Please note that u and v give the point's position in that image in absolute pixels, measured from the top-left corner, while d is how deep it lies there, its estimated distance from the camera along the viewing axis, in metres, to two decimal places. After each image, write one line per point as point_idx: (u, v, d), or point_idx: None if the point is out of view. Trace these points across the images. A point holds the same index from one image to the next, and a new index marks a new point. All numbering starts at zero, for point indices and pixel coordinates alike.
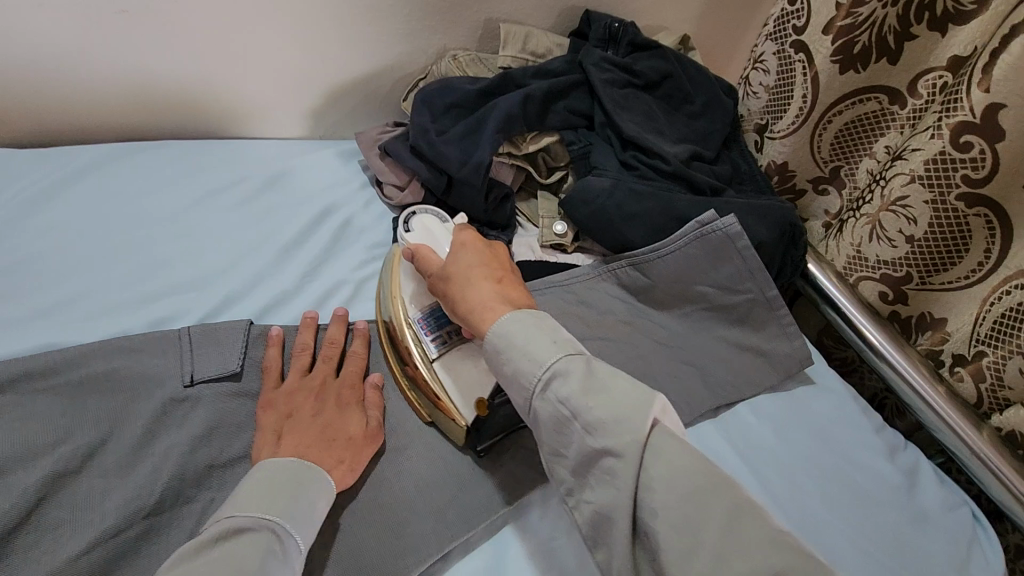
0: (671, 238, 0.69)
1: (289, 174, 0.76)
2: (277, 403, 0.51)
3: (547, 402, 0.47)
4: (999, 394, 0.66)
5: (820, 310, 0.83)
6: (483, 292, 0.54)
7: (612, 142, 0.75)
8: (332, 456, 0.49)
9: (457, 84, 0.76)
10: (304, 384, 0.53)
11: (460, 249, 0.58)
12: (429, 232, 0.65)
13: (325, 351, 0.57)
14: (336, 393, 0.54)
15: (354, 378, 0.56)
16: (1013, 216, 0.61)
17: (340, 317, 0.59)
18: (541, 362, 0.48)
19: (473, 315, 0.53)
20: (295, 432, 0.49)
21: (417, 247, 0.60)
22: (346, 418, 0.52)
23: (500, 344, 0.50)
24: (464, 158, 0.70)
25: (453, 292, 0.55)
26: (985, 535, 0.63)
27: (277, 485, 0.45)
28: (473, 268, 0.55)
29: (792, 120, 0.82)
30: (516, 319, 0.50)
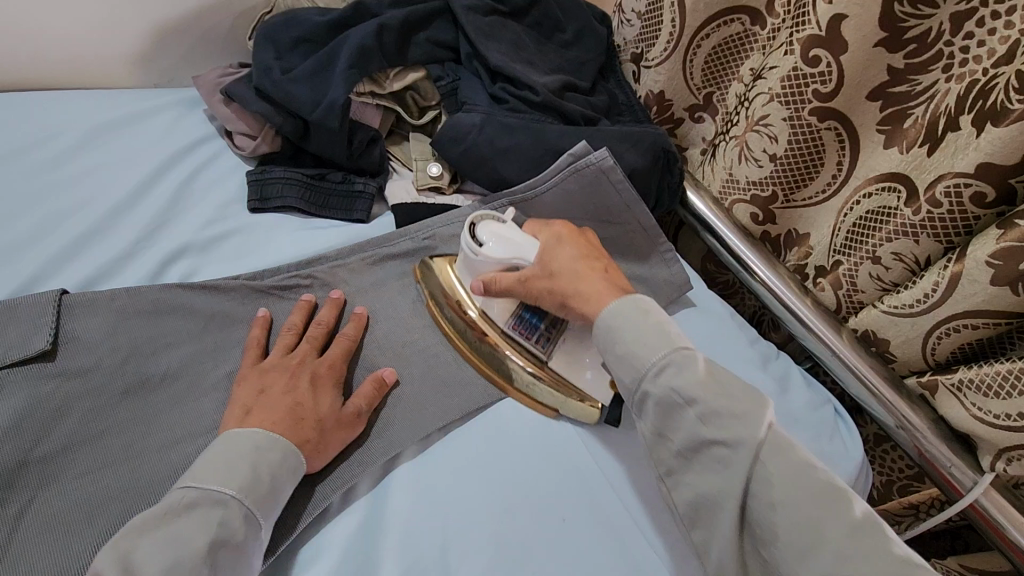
0: (547, 174, 0.66)
1: (117, 127, 0.67)
2: (251, 377, 0.50)
3: (656, 385, 0.47)
4: (855, 299, 0.69)
5: (700, 237, 0.84)
6: (592, 282, 0.55)
7: (480, 75, 0.72)
8: (292, 435, 0.47)
9: (304, 16, 0.69)
10: (284, 360, 0.52)
11: (563, 242, 0.58)
12: (502, 238, 0.58)
13: (312, 330, 0.55)
14: (311, 373, 0.51)
15: (337, 359, 0.54)
16: (858, 125, 0.64)
17: (334, 301, 0.57)
18: (655, 349, 0.49)
19: (589, 306, 0.54)
20: (262, 408, 0.48)
21: (487, 279, 0.57)
22: (316, 398, 0.50)
23: (613, 323, 0.52)
24: (317, 98, 0.64)
25: (558, 262, 0.57)
26: (846, 428, 0.68)
27: (237, 458, 0.43)
28: (578, 259, 0.57)
29: (664, 46, 0.80)
30: (637, 309, 0.52)
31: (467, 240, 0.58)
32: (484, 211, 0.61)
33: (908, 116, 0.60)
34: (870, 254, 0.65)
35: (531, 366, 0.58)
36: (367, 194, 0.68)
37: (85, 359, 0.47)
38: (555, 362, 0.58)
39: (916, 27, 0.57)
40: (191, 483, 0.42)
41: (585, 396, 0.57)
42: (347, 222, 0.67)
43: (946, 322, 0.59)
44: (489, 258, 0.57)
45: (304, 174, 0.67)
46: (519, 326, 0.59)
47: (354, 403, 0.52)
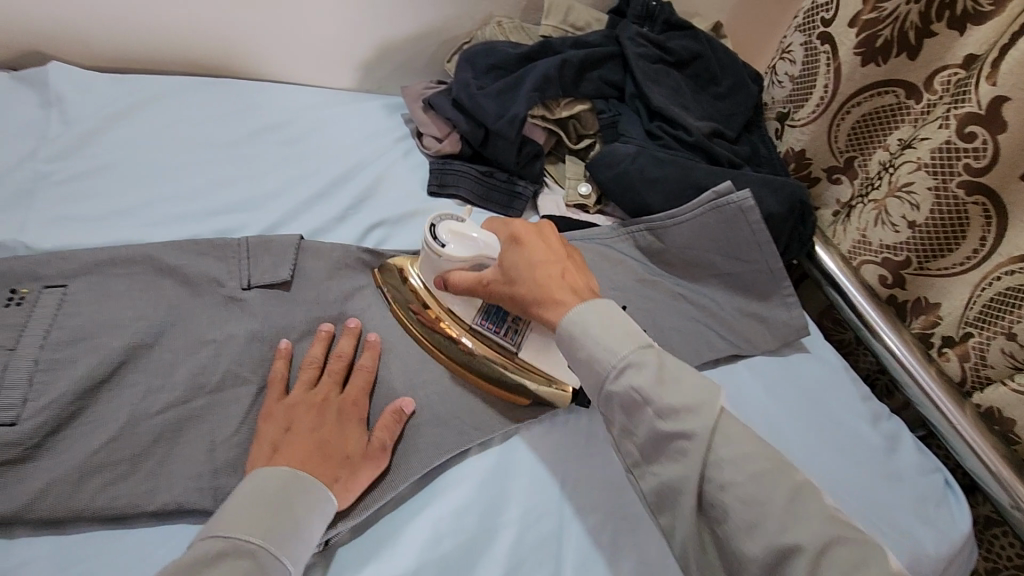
0: (687, 206, 0.73)
1: (338, 120, 0.82)
2: (276, 415, 0.51)
3: (619, 386, 0.47)
4: (982, 373, 0.70)
5: (823, 292, 0.87)
6: (556, 287, 0.53)
7: (640, 113, 0.81)
8: (324, 472, 0.48)
9: (500, 47, 0.82)
10: (306, 398, 0.52)
11: (522, 244, 0.56)
12: (463, 238, 0.59)
13: (333, 364, 0.55)
14: (337, 408, 0.52)
15: (358, 394, 0.54)
16: (1009, 204, 0.65)
17: (353, 330, 0.58)
18: (616, 352, 0.48)
19: (548, 307, 0.52)
20: (291, 445, 0.49)
21: (450, 274, 0.58)
22: (344, 433, 0.51)
23: (574, 330, 0.50)
24: (501, 113, 0.76)
25: (519, 268, 0.55)
26: (954, 498, 0.67)
27: (267, 500, 0.44)
28: (539, 265, 0.54)
29: (813, 109, 0.86)
30: (600, 319, 0.49)
31: (431, 242, 0.59)
32: (444, 215, 0.62)
33: None
34: (1006, 330, 0.66)
35: (501, 361, 0.58)
36: (524, 196, 0.79)
37: (310, 289, 0.60)
38: (524, 352, 0.58)
39: None
40: (220, 533, 0.41)
41: (554, 380, 0.58)
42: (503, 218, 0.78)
43: None
44: (451, 258, 0.59)
45: (479, 170, 0.79)
46: (487, 322, 0.59)
47: (379, 438, 0.52)
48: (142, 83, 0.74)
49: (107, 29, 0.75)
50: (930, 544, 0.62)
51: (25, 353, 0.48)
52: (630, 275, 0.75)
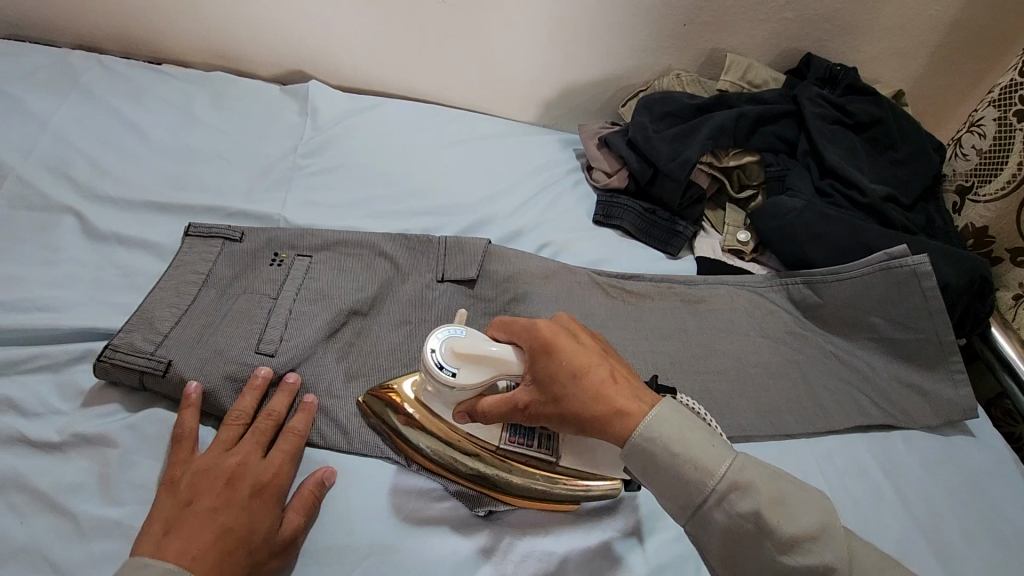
0: (852, 265, 0.74)
1: (522, 147, 0.92)
2: (180, 487, 0.49)
3: (721, 510, 0.45)
4: None
5: (993, 377, 0.81)
6: (607, 395, 0.48)
7: (811, 170, 0.82)
8: (220, 569, 0.44)
9: (677, 97, 0.88)
10: (222, 463, 0.50)
11: (581, 356, 0.50)
12: (472, 355, 0.52)
13: (259, 425, 0.54)
14: (252, 482, 0.50)
15: (277, 465, 0.52)
16: None
17: (288, 388, 0.56)
18: (712, 473, 0.45)
19: (615, 424, 0.47)
20: (187, 525, 0.46)
21: (476, 404, 0.53)
22: (254, 515, 0.48)
23: (664, 454, 0.45)
24: (673, 155, 0.81)
25: (562, 383, 0.50)
26: None
27: None
28: (600, 372, 0.49)
29: (1000, 186, 0.83)
30: (674, 421, 0.46)
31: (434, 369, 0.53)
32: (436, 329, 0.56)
33: None
34: None
35: (529, 470, 0.56)
36: (684, 235, 0.83)
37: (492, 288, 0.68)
38: (564, 462, 0.56)
39: None
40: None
41: (603, 483, 0.56)
42: (660, 254, 0.83)
43: None
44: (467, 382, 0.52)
45: (643, 207, 0.84)
46: (516, 438, 0.56)
47: (292, 522, 0.50)
48: (371, 101, 0.88)
49: (353, 57, 0.92)
50: None
51: (283, 300, 0.61)
52: (780, 324, 0.76)
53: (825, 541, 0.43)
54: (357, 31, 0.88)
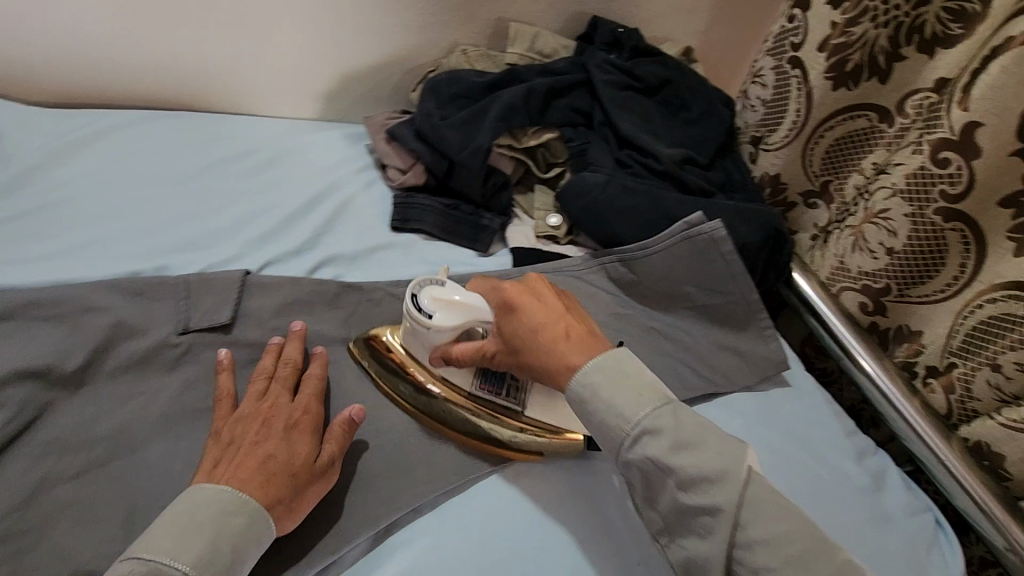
0: (658, 237, 0.71)
1: (300, 150, 0.79)
2: (223, 433, 0.51)
3: (635, 453, 0.48)
4: (968, 407, 0.67)
5: (803, 320, 0.85)
6: (556, 350, 0.53)
7: (609, 141, 0.78)
8: (266, 492, 0.47)
9: (464, 76, 0.79)
10: (256, 409, 0.52)
11: (531, 307, 0.55)
12: (445, 301, 0.57)
13: (274, 370, 0.56)
14: (284, 420, 0.52)
15: (309, 404, 0.54)
16: (987, 231, 0.63)
17: (297, 333, 0.58)
18: (631, 416, 0.49)
19: (559, 373, 0.53)
20: (229, 462, 0.49)
21: (450, 350, 0.58)
22: (291, 445, 0.50)
23: (594, 392, 0.50)
24: (464, 143, 0.74)
25: (522, 337, 0.54)
26: (945, 539, 0.64)
27: (191, 525, 0.44)
28: (575, 324, 0.55)
29: (786, 133, 0.85)
30: (616, 364, 0.51)
31: (411, 306, 0.58)
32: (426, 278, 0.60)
33: None
34: (989, 361, 0.64)
35: (501, 419, 0.59)
36: (491, 228, 0.76)
37: (254, 333, 0.59)
38: (529, 411, 0.59)
39: None
40: (132, 555, 0.42)
41: (564, 433, 0.59)
42: (470, 253, 0.75)
43: None
44: (442, 329, 0.57)
45: (443, 203, 0.75)
46: (485, 386, 0.60)
47: (327, 453, 0.52)
48: (91, 118, 0.72)
49: (60, 67, 0.73)
50: None
51: None
52: (601, 309, 0.72)
53: (725, 484, 0.46)
54: (54, 32, 0.70)
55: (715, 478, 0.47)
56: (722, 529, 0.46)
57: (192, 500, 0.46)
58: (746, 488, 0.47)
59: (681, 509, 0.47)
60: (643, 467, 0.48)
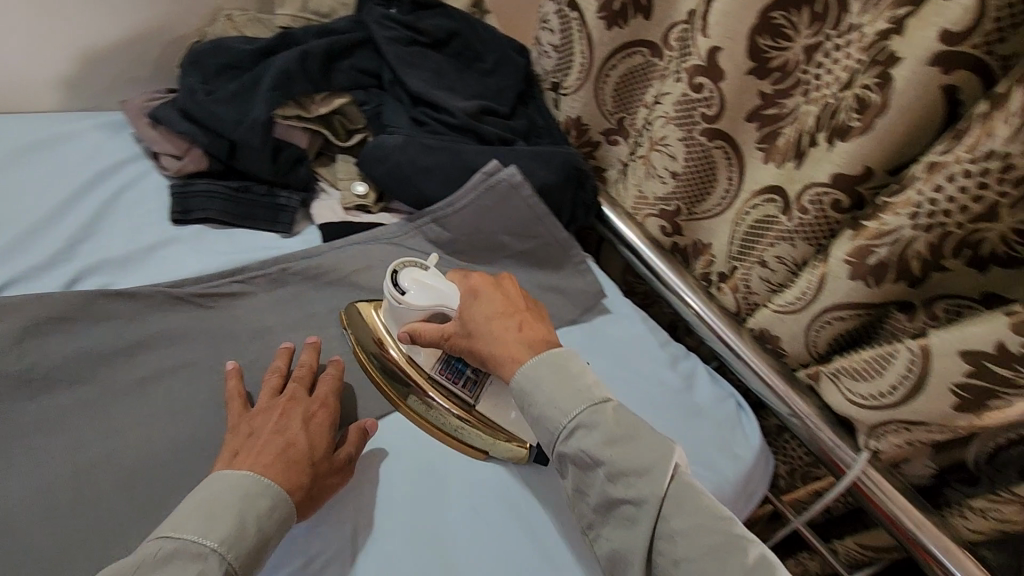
0: (463, 191, 0.71)
1: (42, 148, 0.68)
2: (238, 427, 0.53)
3: (568, 445, 0.51)
4: (751, 301, 0.76)
5: (618, 252, 0.92)
6: (507, 339, 0.57)
7: (402, 100, 0.76)
8: (287, 476, 0.49)
9: (230, 44, 0.72)
10: (274, 404, 0.54)
11: (477, 295, 0.60)
12: (421, 284, 0.61)
13: (296, 371, 0.58)
14: (302, 412, 0.54)
15: (326, 398, 0.57)
16: (741, 144, 0.71)
17: (312, 344, 0.60)
18: (568, 410, 0.52)
19: (502, 364, 0.57)
20: (250, 451, 0.50)
21: (415, 328, 0.60)
22: (306, 433, 0.53)
23: (526, 383, 0.54)
24: (240, 118, 0.68)
25: (475, 321, 0.59)
26: (748, 419, 0.73)
27: (222, 503, 0.45)
28: (523, 312, 0.60)
29: (578, 77, 0.88)
30: (555, 359, 0.55)
31: (390, 288, 0.61)
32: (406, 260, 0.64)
33: (780, 134, 0.67)
34: (759, 259, 0.72)
35: (455, 412, 0.61)
36: (290, 206, 0.71)
37: None
38: (481, 405, 0.61)
39: (777, 57, 0.64)
40: (170, 534, 0.43)
41: (517, 439, 0.60)
42: (272, 236, 0.70)
43: (821, 315, 0.65)
44: (412, 305, 0.60)
45: (229, 187, 0.69)
46: (446, 371, 0.61)
47: (345, 452, 0.55)
48: None
49: None
50: (729, 470, 0.68)
51: None
52: None
53: (651, 476, 0.49)
54: None
55: (637, 472, 0.49)
56: (643, 515, 0.48)
57: (228, 481, 0.47)
58: (671, 484, 0.49)
59: (609, 499, 0.50)
60: (575, 459, 0.51)
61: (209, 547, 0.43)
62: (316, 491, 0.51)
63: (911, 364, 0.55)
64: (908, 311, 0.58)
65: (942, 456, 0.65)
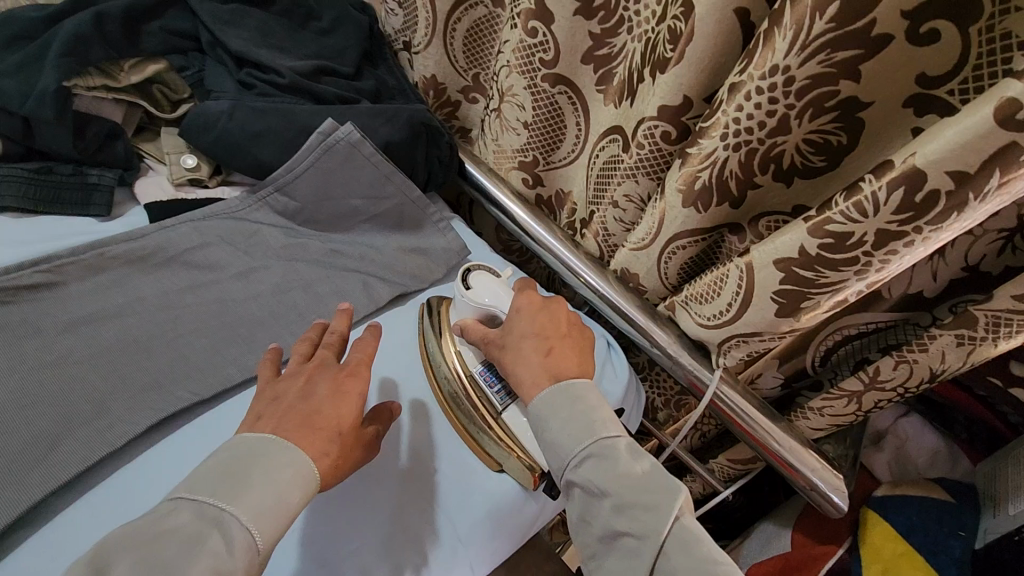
0: (300, 155, 0.67)
1: None
2: (266, 390, 0.49)
3: (577, 473, 0.48)
4: (610, 242, 0.78)
5: (487, 210, 0.91)
6: (530, 363, 0.54)
7: (224, 62, 0.71)
8: (313, 447, 0.45)
9: (17, 13, 0.65)
10: (319, 363, 0.51)
11: (522, 313, 0.57)
12: (488, 289, 0.61)
13: (325, 338, 0.54)
14: (329, 375, 0.50)
15: (355, 366, 0.52)
16: (583, 88, 0.73)
17: (343, 312, 0.57)
18: (578, 441, 0.49)
19: (523, 387, 0.54)
20: (270, 415, 0.46)
21: (467, 323, 0.61)
22: (340, 403, 0.48)
23: (541, 412, 0.51)
24: (28, 90, 0.60)
25: (511, 338, 0.56)
26: (615, 355, 0.75)
27: (242, 460, 0.42)
28: (564, 328, 0.57)
29: (425, 33, 0.84)
30: (566, 392, 0.52)
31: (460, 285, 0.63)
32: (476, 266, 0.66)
33: (614, 75, 0.69)
34: (611, 201, 0.73)
35: (483, 416, 0.59)
36: (104, 185, 0.64)
37: None
38: (507, 415, 0.59)
39: None
40: (186, 492, 0.40)
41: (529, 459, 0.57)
42: (89, 220, 0.64)
43: (668, 245, 0.66)
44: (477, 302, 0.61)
45: (28, 170, 0.62)
46: (489, 377, 0.60)
47: (370, 432, 0.53)
48: None
49: None
50: None
51: None
52: (270, 244, 0.68)
53: (653, 515, 0.45)
54: None
55: (641, 506, 0.45)
56: (641, 550, 0.44)
57: (248, 442, 0.43)
58: (672, 533, 0.45)
59: (611, 530, 0.46)
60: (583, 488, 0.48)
61: (221, 508, 0.39)
62: (343, 461, 0.48)
63: (740, 282, 0.58)
64: (737, 233, 0.63)
65: (787, 366, 0.71)
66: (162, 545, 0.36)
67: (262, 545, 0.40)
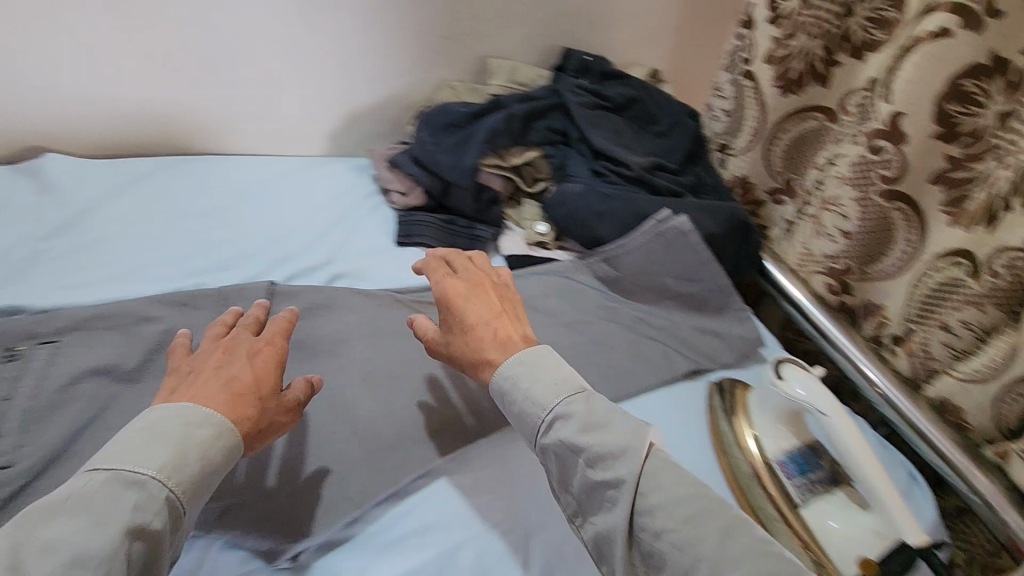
0: (634, 235, 0.79)
1: (311, 181, 0.90)
2: (162, 358, 0.53)
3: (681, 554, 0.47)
4: (929, 367, 0.73)
5: (781, 306, 0.91)
6: (509, 347, 0.56)
7: (585, 154, 0.89)
8: (233, 408, 0.49)
9: (452, 108, 0.89)
10: (236, 343, 0.55)
11: (463, 301, 0.59)
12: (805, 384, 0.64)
13: (240, 322, 0.58)
14: (241, 352, 0.54)
15: (269, 345, 0.56)
16: (925, 208, 0.70)
17: (261, 307, 0.59)
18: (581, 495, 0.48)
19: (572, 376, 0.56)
20: (188, 385, 0.50)
21: (418, 321, 0.62)
22: (254, 371, 0.52)
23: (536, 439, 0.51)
24: (455, 164, 0.83)
25: (458, 330, 0.59)
26: (920, 491, 0.69)
27: (163, 433, 0.45)
28: (482, 319, 0.58)
29: (748, 139, 0.94)
30: (527, 364, 0.55)
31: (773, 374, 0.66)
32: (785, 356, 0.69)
33: (969, 198, 0.66)
34: (941, 323, 0.70)
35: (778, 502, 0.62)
36: (485, 237, 0.85)
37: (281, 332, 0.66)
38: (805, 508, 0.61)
39: (967, 123, 0.65)
40: (104, 464, 0.43)
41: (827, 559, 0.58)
42: None
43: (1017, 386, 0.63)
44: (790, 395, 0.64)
45: (439, 219, 0.85)
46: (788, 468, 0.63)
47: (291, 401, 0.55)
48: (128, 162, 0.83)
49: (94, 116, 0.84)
50: None
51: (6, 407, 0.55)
52: (592, 303, 0.79)
53: None
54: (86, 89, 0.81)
55: None
56: None
57: (167, 410, 0.47)
58: None
59: None
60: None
61: (147, 475, 0.43)
62: (261, 427, 0.51)
63: None
64: None
65: None
66: (110, 508, 0.41)
67: (185, 502, 0.44)
